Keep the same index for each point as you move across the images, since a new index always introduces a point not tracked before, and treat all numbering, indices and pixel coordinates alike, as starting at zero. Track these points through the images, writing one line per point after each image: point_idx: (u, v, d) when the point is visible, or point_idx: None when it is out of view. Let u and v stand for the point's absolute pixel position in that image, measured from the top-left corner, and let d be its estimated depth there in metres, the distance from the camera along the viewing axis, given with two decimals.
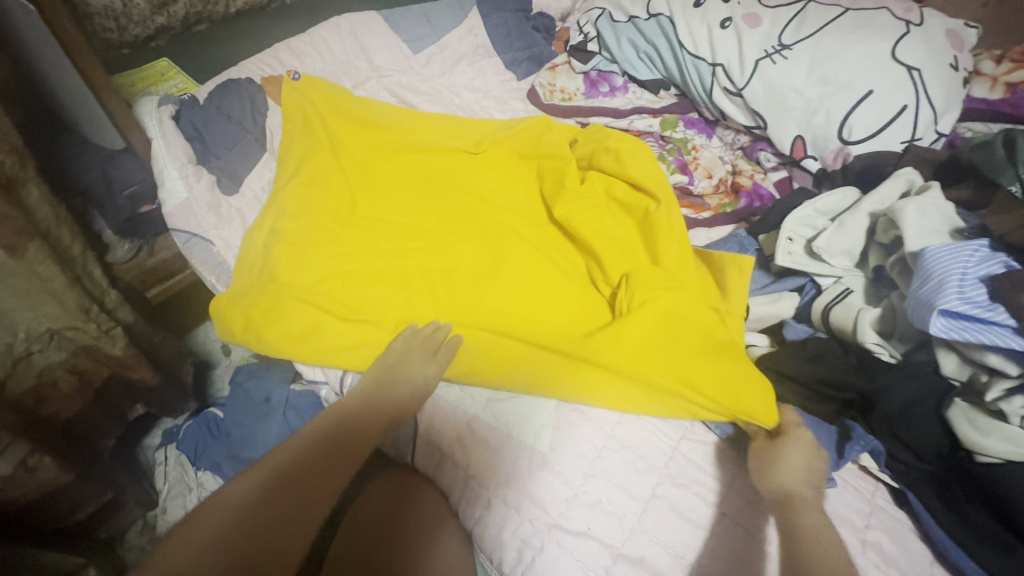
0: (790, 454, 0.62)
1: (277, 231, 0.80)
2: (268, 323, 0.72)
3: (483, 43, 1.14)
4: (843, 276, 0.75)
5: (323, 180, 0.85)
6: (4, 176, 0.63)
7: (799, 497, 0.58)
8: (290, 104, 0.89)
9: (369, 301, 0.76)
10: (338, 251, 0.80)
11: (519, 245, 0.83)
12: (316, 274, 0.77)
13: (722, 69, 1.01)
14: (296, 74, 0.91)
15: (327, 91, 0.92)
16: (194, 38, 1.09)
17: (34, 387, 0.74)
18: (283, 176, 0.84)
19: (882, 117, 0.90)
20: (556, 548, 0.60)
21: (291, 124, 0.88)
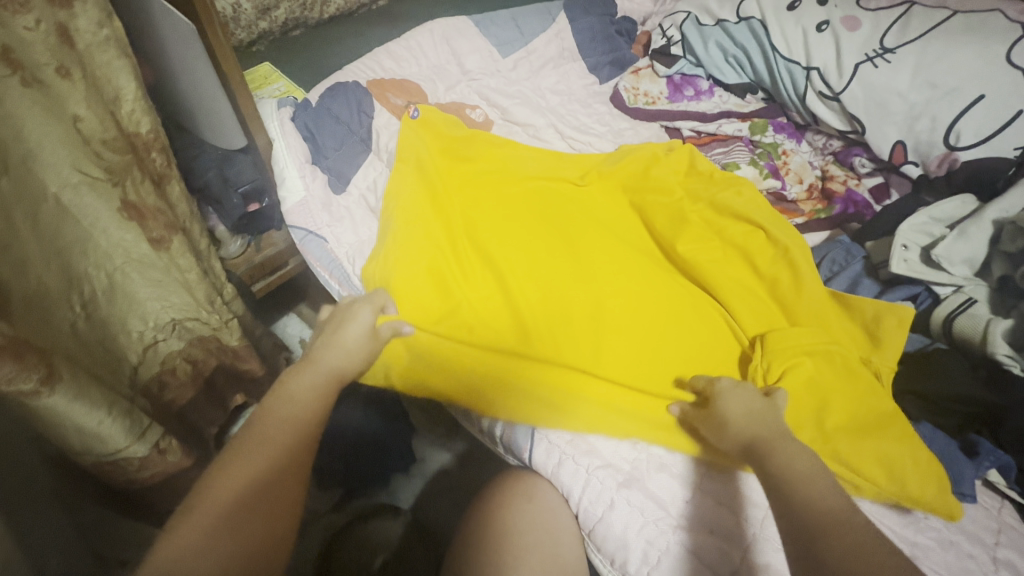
0: (729, 405, 0.61)
1: (391, 258, 0.78)
2: (406, 364, 0.74)
3: (569, 47, 1.15)
4: (964, 285, 0.73)
5: (436, 208, 0.84)
6: (155, 173, 0.68)
7: (758, 439, 0.57)
8: (403, 142, 0.87)
9: (486, 331, 0.75)
10: (452, 279, 0.79)
11: (641, 289, 0.81)
12: (433, 302, 0.77)
13: (817, 73, 1.00)
14: (415, 111, 0.90)
15: (441, 126, 0.92)
16: (290, 43, 1.13)
17: (157, 374, 0.78)
18: (392, 215, 0.82)
19: (995, 122, 0.87)
20: (682, 551, 0.60)
21: (404, 161, 0.86)
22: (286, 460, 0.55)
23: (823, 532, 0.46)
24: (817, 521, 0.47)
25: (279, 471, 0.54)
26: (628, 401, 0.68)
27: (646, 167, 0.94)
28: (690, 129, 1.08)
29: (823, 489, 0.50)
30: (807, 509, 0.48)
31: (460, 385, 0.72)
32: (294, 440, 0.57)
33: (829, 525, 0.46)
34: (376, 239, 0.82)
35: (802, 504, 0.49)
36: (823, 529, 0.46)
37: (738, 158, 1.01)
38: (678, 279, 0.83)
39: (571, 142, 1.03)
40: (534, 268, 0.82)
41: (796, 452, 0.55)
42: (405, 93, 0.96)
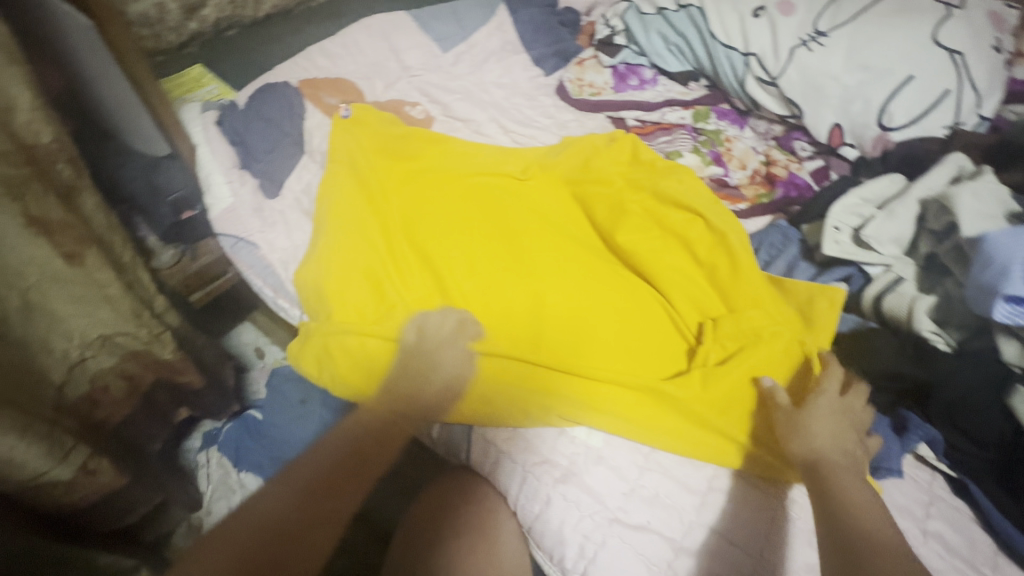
0: (817, 423, 0.62)
1: (326, 261, 0.77)
2: (346, 366, 0.72)
3: (511, 40, 1.14)
4: (892, 264, 0.74)
5: (371, 207, 0.82)
6: (63, 184, 0.66)
7: (830, 464, 0.59)
8: (336, 145, 0.86)
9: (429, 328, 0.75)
10: (391, 278, 0.77)
11: (584, 281, 0.80)
12: (373, 302, 0.75)
13: (755, 58, 1.00)
14: (346, 111, 0.89)
15: (377, 124, 0.90)
16: (225, 44, 1.10)
17: (88, 392, 0.75)
18: (326, 218, 0.80)
19: (923, 102, 0.89)
20: (618, 543, 0.60)
21: (337, 162, 0.85)
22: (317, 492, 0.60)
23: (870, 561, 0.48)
24: (869, 551, 0.49)
25: (324, 498, 0.60)
26: (567, 393, 0.67)
27: (587, 159, 0.94)
28: (634, 119, 1.07)
29: (876, 522, 0.52)
30: (859, 538, 0.51)
31: (396, 385, 0.71)
32: (349, 474, 0.62)
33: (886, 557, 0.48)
34: (310, 242, 0.80)
35: (856, 531, 0.51)
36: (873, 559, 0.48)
37: (681, 146, 1.02)
38: (621, 269, 0.82)
39: (514, 136, 1.02)
40: (475, 265, 0.80)
41: (858, 490, 0.56)
42: (340, 92, 0.94)
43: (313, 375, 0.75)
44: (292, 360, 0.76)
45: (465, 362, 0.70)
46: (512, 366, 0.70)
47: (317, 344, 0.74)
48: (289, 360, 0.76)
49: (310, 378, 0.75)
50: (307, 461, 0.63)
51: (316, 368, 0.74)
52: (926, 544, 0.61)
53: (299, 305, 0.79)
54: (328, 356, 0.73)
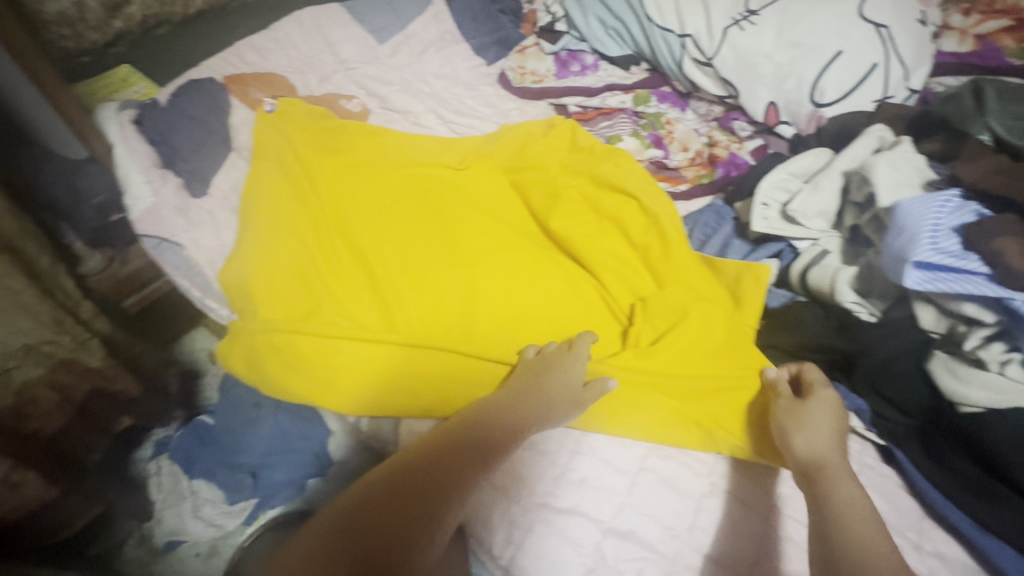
0: (817, 419, 0.59)
1: (252, 259, 0.75)
2: (273, 363, 0.71)
3: (450, 30, 1.13)
4: (819, 238, 0.75)
5: (299, 200, 0.81)
6: None
7: (831, 466, 0.54)
8: (261, 140, 0.84)
9: (364, 321, 0.74)
10: (321, 273, 0.76)
11: (519, 269, 0.79)
12: (303, 298, 0.74)
13: (691, 40, 1.00)
14: (270, 107, 0.88)
15: (304, 118, 0.89)
16: (154, 43, 1.07)
17: (14, 406, 0.72)
18: (252, 214, 0.78)
19: (853, 76, 0.90)
20: (545, 527, 0.60)
21: (262, 157, 0.83)
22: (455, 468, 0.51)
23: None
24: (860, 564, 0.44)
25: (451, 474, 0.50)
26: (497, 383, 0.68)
27: (523, 148, 0.93)
28: (575, 105, 1.07)
29: (872, 535, 0.46)
30: (852, 551, 0.45)
31: (324, 380, 0.69)
32: (484, 453, 0.53)
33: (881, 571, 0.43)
34: (235, 239, 0.78)
35: (849, 541, 0.46)
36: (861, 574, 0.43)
37: (621, 130, 1.02)
38: (556, 256, 0.82)
39: (453, 127, 1.01)
40: (408, 257, 0.79)
41: (853, 491, 0.51)
42: (269, 87, 0.92)
43: (243, 375, 0.73)
44: (222, 360, 0.74)
45: (396, 355, 0.70)
46: (443, 356, 0.70)
47: (243, 342, 0.72)
48: (219, 360, 0.75)
49: (240, 378, 0.73)
50: (437, 435, 0.55)
51: (242, 367, 0.73)
52: None
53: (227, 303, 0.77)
54: (255, 354, 0.71)
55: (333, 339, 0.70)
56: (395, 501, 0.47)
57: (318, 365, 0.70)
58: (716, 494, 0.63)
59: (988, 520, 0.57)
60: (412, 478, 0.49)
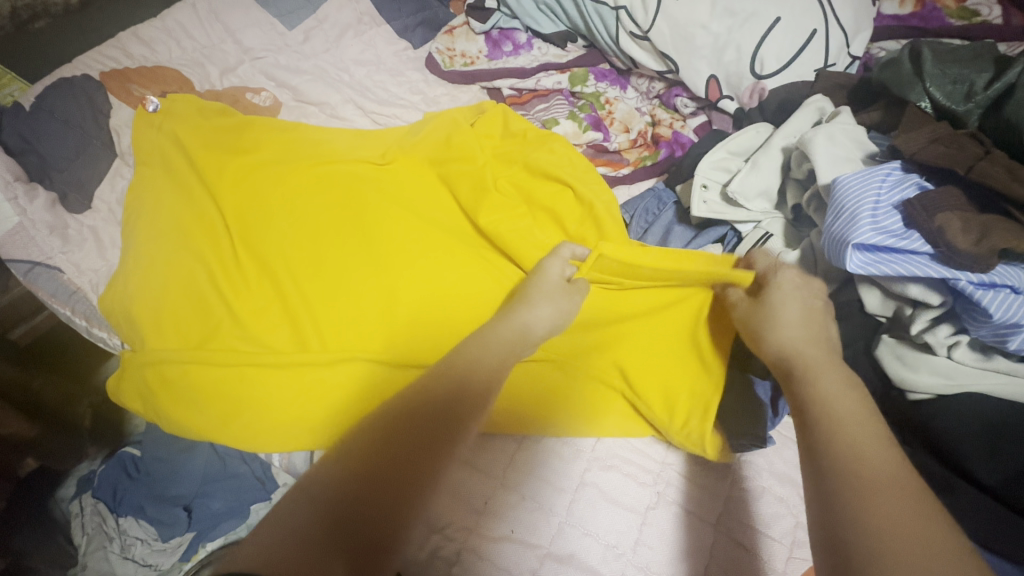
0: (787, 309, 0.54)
1: (139, 282, 0.68)
2: (167, 399, 0.63)
3: (367, 11, 1.03)
4: (762, 220, 0.71)
5: (194, 212, 0.73)
6: None
7: (806, 360, 0.50)
8: (150, 149, 0.76)
9: (271, 340, 0.66)
10: (219, 292, 0.68)
11: (447, 273, 0.72)
12: (200, 322, 0.67)
13: (625, 12, 0.93)
14: (152, 104, 0.78)
15: (195, 118, 0.79)
16: (30, 39, 0.94)
17: None
18: (142, 231, 0.71)
19: (793, 44, 0.85)
20: (474, 557, 0.55)
21: (145, 166, 0.75)
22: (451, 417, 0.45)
23: (867, 489, 0.39)
24: (855, 465, 0.40)
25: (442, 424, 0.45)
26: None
27: (447, 135, 0.83)
28: (509, 88, 1.00)
29: (866, 436, 0.42)
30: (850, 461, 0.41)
31: (226, 413, 0.62)
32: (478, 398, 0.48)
33: (879, 479, 0.39)
34: (121, 260, 0.70)
35: (839, 449, 0.42)
36: (862, 485, 0.39)
37: (557, 113, 0.95)
38: (487, 254, 0.75)
39: (375, 117, 0.93)
40: (323, 267, 0.71)
41: (836, 382, 0.47)
42: (157, 83, 0.83)
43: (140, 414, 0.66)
44: (114, 397, 0.66)
45: (308, 378, 0.63)
46: (362, 375, 0.63)
47: (133, 376, 0.64)
48: (111, 396, 0.67)
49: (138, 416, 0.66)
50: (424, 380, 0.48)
51: (136, 403, 0.65)
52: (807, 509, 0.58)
53: (114, 331, 0.68)
54: (148, 389, 0.63)
55: (235, 366, 0.63)
56: (385, 461, 0.40)
57: (219, 396, 0.62)
58: (662, 505, 0.59)
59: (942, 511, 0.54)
60: (401, 429, 0.43)
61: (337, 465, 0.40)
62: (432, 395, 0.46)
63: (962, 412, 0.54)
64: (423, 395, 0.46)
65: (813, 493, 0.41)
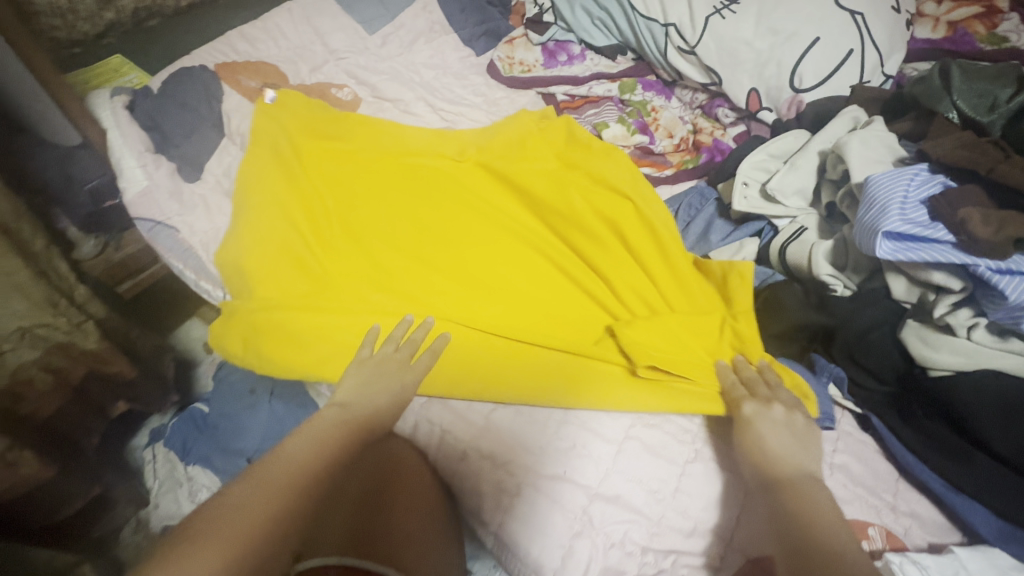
0: (770, 433, 0.58)
1: (254, 245, 0.78)
2: (271, 346, 0.72)
3: (438, 20, 1.14)
4: (798, 215, 0.78)
5: (302, 192, 0.83)
6: None
7: (788, 474, 0.54)
8: (263, 140, 0.86)
9: (363, 305, 0.75)
10: (321, 261, 0.77)
11: (520, 264, 0.80)
12: (303, 285, 0.76)
13: (674, 29, 1.02)
14: (271, 96, 0.90)
15: (304, 113, 0.90)
16: (145, 34, 1.07)
17: (8, 387, 0.73)
18: (257, 204, 0.81)
19: (830, 63, 0.93)
20: (533, 492, 0.62)
21: (263, 149, 0.86)
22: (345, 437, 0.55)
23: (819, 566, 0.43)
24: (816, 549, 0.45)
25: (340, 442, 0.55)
26: (508, 371, 0.69)
27: (524, 141, 0.92)
28: (563, 93, 1.09)
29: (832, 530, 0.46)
30: (817, 545, 0.45)
31: (324, 363, 0.70)
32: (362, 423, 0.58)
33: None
34: (236, 226, 0.80)
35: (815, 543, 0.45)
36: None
37: (608, 117, 1.04)
38: (559, 251, 0.81)
39: (443, 114, 1.03)
40: (410, 246, 0.80)
41: (816, 492, 0.51)
42: (259, 75, 0.94)
43: (241, 359, 0.75)
44: (218, 343, 0.76)
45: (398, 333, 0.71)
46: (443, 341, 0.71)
47: (242, 326, 0.74)
48: (213, 341, 0.76)
49: (238, 361, 0.75)
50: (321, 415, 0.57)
51: (240, 347, 0.74)
52: (833, 476, 0.65)
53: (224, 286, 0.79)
54: (254, 336, 0.73)
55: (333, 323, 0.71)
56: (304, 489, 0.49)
57: (316, 348, 0.70)
58: (701, 459, 0.64)
59: (956, 478, 0.60)
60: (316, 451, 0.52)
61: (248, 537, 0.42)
62: (329, 441, 0.54)
63: (979, 384, 0.60)
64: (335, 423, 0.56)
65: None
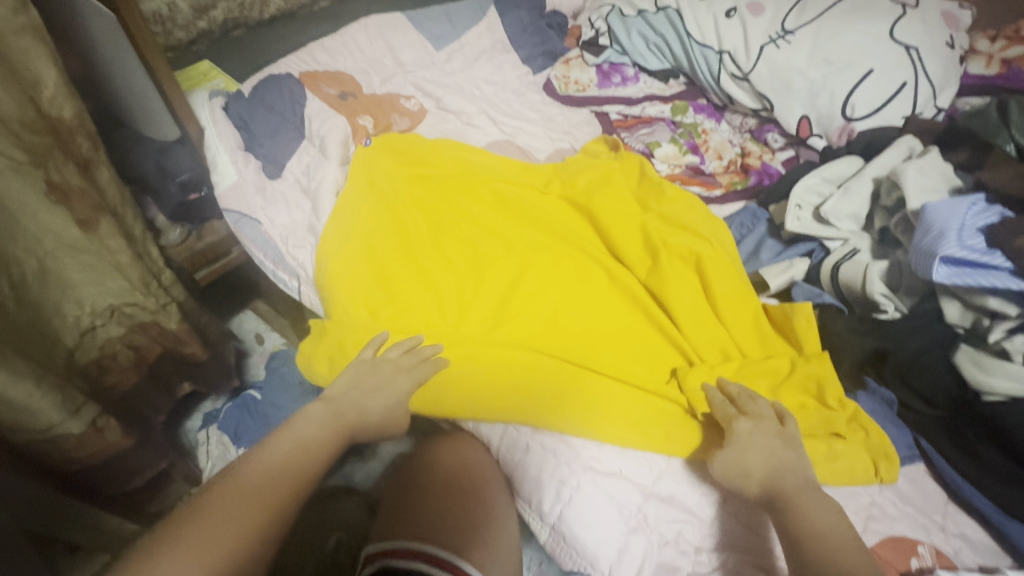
0: (751, 449, 0.60)
1: (340, 254, 0.82)
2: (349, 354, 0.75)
3: (500, 40, 1.21)
4: (850, 238, 0.80)
5: (389, 210, 0.87)
6: (63, 130, 0.66)
7: (786, 492, 0.57)
8: (358, 167, 0.91)
9: (437, 321, 0.77)
10: (401, 276, 0.81)
11: (587, 296, 0.80)
12: (382, 299, 0.79)
13: (728, 55, 1.07)
14: (367, 140, 0.95)
15: (398, 144, 0.96)
16: (231, 42, 1.16)
17: (96, 359, 0.80)
18: (350, 218, 0.85)
19: (884, 94, 0.96)
20: (592, 486, 0.64)
21: (355, 176, 0.90)
22: (327, 442, 0.63)
23: None
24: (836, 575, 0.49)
25: (317, 447, 0.61)
26: (569, 399, 0.69)
27: (605, 176, 0.96)
28: (616, 112, 1.14)
29: (844, 550, 0.51)
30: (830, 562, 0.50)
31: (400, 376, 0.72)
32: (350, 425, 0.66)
33: None
34: (327, 234, 0.84)
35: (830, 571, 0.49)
36: None
37: (660, 137, 1.08)
38: (629, 287, 0.81)
39: (502, 128, 1.08)
40: (486, 267, 0.83)
41: (819, 506, 0.55)
42: (337, 84, 1.01)
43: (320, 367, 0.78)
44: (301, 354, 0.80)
45: (464, 355, 0.73)
46: (513, 361, 0.72)
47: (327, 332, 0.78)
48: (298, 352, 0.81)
49: (316, 370, 0.78)
50: (299, 422, 0.63)
51: (320, 353, 0.77)
52: (884, 494, 0.65)
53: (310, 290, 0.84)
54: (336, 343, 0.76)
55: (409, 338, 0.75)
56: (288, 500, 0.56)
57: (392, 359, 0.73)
58: None
59: (1006, 502, 0.61)
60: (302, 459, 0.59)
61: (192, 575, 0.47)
62: (309, 448, 0.61)
63: None
64: (324, 428, 0.64)
65: None
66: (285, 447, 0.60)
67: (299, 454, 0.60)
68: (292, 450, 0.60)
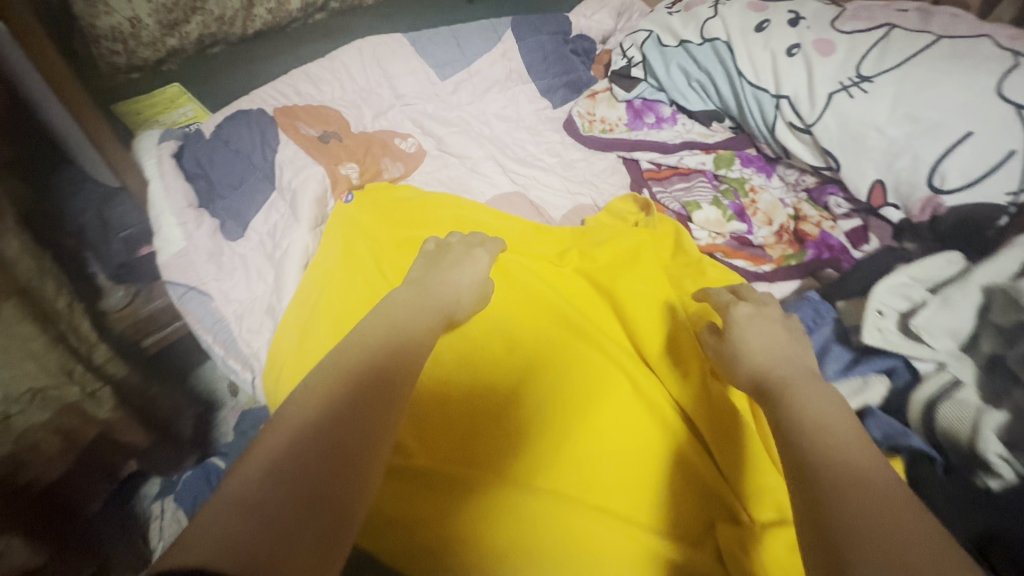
0: (752, 341, 0.55)
1: (295, 344, 0.66)
2: None
3: (517, 68, 1.05)
4: (947, 362, 0.63)
5: (360, 282, 0.69)
6: None
7: (785, 381, 0.48)
8: (334, 230, 0.75)
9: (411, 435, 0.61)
10: None
11: (599, 409, 0.63)
12: None
13: (788, 102, 0.89)
14: (349, 196, 0.78)
15: (386, 200, 0.80)
16: (206, 61, 1.01)
17: (10, 454, 0.63)
18: (312, 300, 0.69)
19: (984, 163, 0.74)
20: None
21: (327, 242, 0.74)
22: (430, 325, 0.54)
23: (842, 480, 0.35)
24: (848, 463, 0.37)
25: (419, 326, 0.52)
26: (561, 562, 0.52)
27: (636, 249, 0.78)
28: (648, 161, 0.97)
29: (858, 444, 0.39)
30: (837, 447, 0.38)
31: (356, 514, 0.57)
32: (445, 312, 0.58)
33: (874, 487, 0.35)
34: (285, 323, 0.68)
35: (830, 453, 0.38)
36: (858, 490, 0.34)
37: (700, 198, 0.91)
38: (653, 402, 0.63)
39: (513, 176, 0.92)
40: (481, 360, 0.67)
41: (819, 396, 0.45)
42: (321, 121, 0.86)
43: None
44: None
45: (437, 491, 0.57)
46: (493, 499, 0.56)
47: None
48: None
49: None
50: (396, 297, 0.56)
51: None
52: None
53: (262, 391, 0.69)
54: None
55: None
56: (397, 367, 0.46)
57: None
58: None
59: None
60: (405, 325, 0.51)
61: (300, 419, 0.38)
62: (406, 318, 0.52)
63: None
64: (418, 299, 0.56)
65: (800, 497, 0.37)
66: (391, 318, 0.51)
67: (404, 324, 0.51)
68: (395, 320, 0.51)
